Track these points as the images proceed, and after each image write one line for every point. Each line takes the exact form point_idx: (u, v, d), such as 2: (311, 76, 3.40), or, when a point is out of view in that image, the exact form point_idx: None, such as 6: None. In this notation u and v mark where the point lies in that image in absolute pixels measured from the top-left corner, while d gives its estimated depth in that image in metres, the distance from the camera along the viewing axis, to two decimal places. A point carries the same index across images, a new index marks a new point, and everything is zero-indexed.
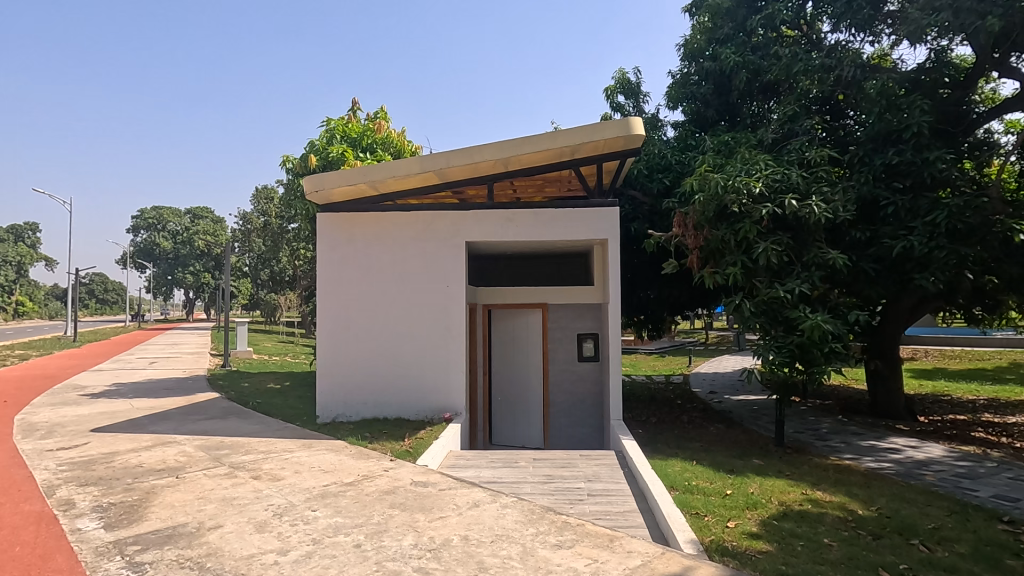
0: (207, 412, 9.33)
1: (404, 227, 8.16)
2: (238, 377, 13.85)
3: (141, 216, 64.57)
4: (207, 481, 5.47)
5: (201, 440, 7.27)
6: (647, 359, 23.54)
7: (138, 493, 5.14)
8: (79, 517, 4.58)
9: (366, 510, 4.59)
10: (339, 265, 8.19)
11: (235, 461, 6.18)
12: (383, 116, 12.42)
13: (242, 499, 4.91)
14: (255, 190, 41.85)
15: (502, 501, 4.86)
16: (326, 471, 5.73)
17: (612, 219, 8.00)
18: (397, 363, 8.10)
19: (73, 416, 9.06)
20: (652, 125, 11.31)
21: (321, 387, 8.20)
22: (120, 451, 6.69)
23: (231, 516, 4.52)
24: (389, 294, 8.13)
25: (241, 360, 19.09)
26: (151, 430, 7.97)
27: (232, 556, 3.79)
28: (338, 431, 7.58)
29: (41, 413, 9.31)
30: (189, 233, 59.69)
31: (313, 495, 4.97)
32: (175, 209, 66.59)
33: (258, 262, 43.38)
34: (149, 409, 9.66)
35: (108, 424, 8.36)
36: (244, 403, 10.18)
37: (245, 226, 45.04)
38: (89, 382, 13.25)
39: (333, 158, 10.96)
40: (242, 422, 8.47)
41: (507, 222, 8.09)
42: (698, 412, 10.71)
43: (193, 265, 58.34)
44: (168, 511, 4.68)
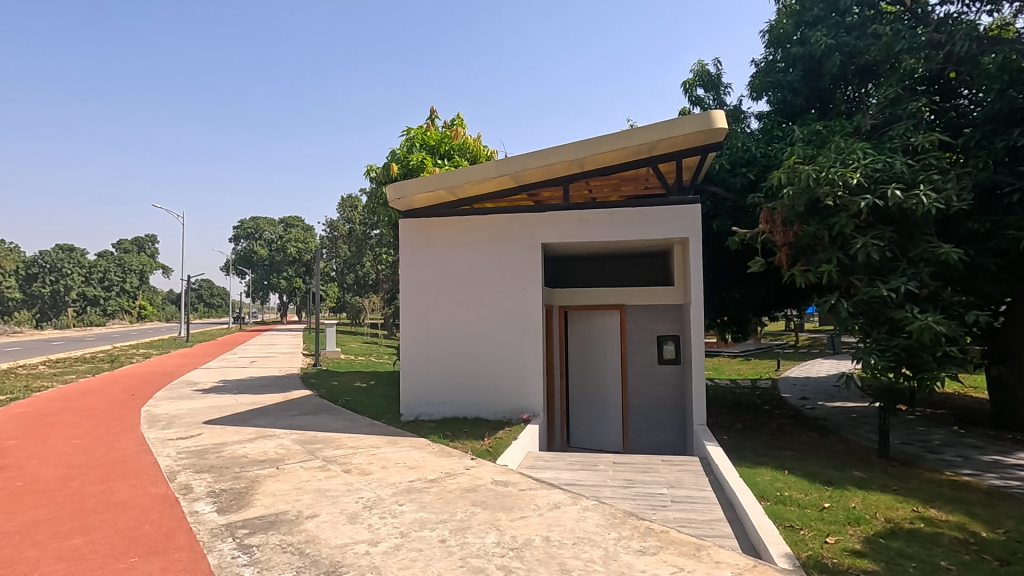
0: (301, 409, 9.98)
1: (481, 231, 8.31)
2: (328, 376, 14.69)
3: (242, 227, 70.51)
4: (304, 473, 5.85)
5: (298, 434, 7.79)
6: (731, 362, 22.57)
7: (244, 481, 5.59)
8: (197, 501, 5.05)
9: (450, 507, 4.72)
10: (420, 270, 8.49)
11: (327, 455, 6.57)
12: (460, 122, 12.74)
13: (335, 491, 5.21)
14: (341, 199, 44.56)
15: (583, 503, 4.83)
16: (411, 467, 5.95)
17: (693, 218, 7.72)
18: (475, 363, 8.26)
19: (187, 410, 9.99)
20: (734, 117, 10.82)
21: (404, 386, 8.55)
22: (228, 443, 7.30)
23: (326, 507, 4.80)
24: (466, 297, 8.32)
25: (331, 360, 20.28)
26: (253, 424, 8.65)
27: (328, 544, 4.03)
28: (420, 429, 7.85)
29: (162, 406, 10.40)
30: (282, 241, 64.09)
31: (399, 490, 5.19)
32: (270, 219, 72.11)
33: (343, 268, 45.80)
34: (251, 404, 10.50)
35: (218, 417, 9.15)
36: (334, 400, 10.81)
37: (332, 234, 47.87)
38: (201, 378, 14.65)
39: (413, 166, 11.35)
40: (332, 419, 8.98)
41: (582, 223, 8.04)
42: (790, 419, 10.10)
43: (286, 271, 62.69)
44: (271, 499, 5.05)
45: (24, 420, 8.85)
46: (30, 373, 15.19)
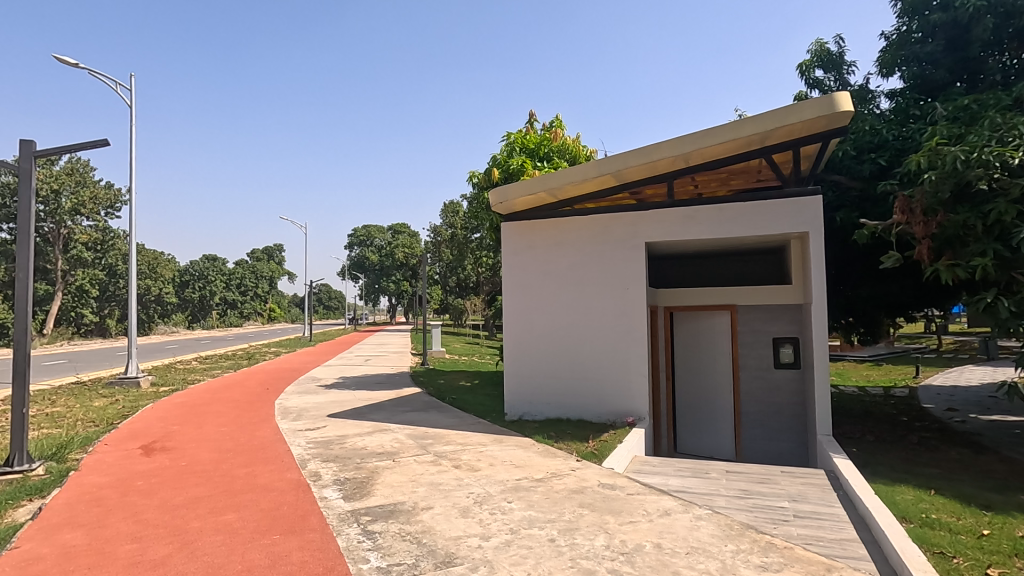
0: (413, 405, 10.54)
1: (582, 231, 8.27)
2: (435, 375, 15.37)
3: (355, 235, 75.81)
4: (418, 466, 6.18)
5: (410, 429, 8.24)
6: (859, 367, 20.52)
7: (365, 472, 6.02)
8: (325, 488, 5.52)
9: (557, 507, 4.74)
10: (522, 272, 8.64)
11: (438, 450, 6.89)
12: (559, 124, 12.79)
13: (447, 485, 5.45)
14: (444, 205, 46.75)
15: (695, 512, 4.64)
16: (517, 466, 6.06)
17: (814, 210, 7.13)
18: (578, 364, 8.25)
19: (313, 403, 10.95)
20: (860, 98, 9.85)
21: (509, 386, 8.73)
22: (349, 435, 7.90)
23: (439, 500, 5.04)
24: (568, 298, 8.33)
25: (437, 359, 21.24)
26: (370, 418, 9.27)
27: (443, 535, 4.22)
28: (525, 428, 7.97)
29: (293, 399, 11.48)
30: (391, 247, 68.07)
31: (507, 488, 5.31)
32: (379, 227, 76.95)
33: (446, 271, 47.69)
34: (368, 400, 11.27)
35: (340, 411, 9.93)
36: (442, 398, 11.31)
37: (436, 239, 50.10)
38: (323, 375, 15.99)
39: (513, 170, 11.57)
40: (441, 416, 9.39)
41: (688, 220, 7.72)
42: (933, 432, 8.99)
43: (395, 275, 66.49)
44: (390, 490, 5.39)
45: (185, 409, 10.19)
46: (186, 368, 17.46)
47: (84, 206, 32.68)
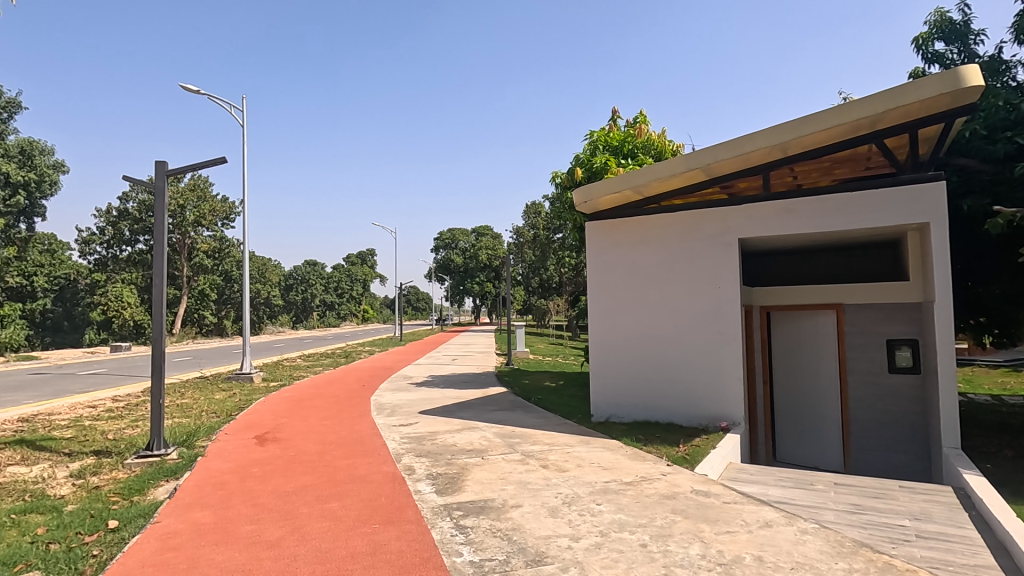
0: (499, 404, 10.71)
1: (669, 228, 8.02)
2: (520, 375, 15.54)
3: (441, 238, 78.36)
4: (506, 465, 6.28)
5: (498, 428, 8.38)
6: (991, 373, 18.24)
7: (456, 468, 6.20)
8: (419, 481, 5.75)
9: (649, 512, 4.63)
10: (607, 271, 8.52)
11: (525, 449, 6.95)
12: (643, 119, 12.47)
13: (535, 484, 5.48)
14: (526, 206, 47.32)
15: (800, 525, 4.34)
16: (606, 468, 5.98)
17: (936, 198, 6.43)
18: (667, 365, 7.99)
19: (406, 400, 11.44)
20: (992, 70, 8.76)
21: (595, 387, 8.64)
22: (440, 432, 8.18)
23: (528, 498, 5.09)
24: (656, 297, 8.10)
25: (522, 359, 21.46)
26: (459, 416, 9.55)
27: (533, 534, 4.26)
28: (612, 431, 7.84)
29: (387, 396, 12.07)
30: (474, 249, 69.67)
31: (596, 490, 5.25)
32: (464, 230, 79.02)
33: (529, 272, 48.09)
34: (456, 398, 11.61)
35: (430, 408, 10.30)
36: (527, 398, 11.40)
37: (518, 240, 50.68)
38: (414, 373, 16.67)
39: (597, 169, 11.44)
40: (527, 415, 9.47)
41: (786, 214, 7.24)
42: None
43: (479, 277, 67.94)
44: (480, 486, 5.51)
45: (292, 403, 11.04)
46: (292, 365, 18.87)
47: (205, 218, 36.29)
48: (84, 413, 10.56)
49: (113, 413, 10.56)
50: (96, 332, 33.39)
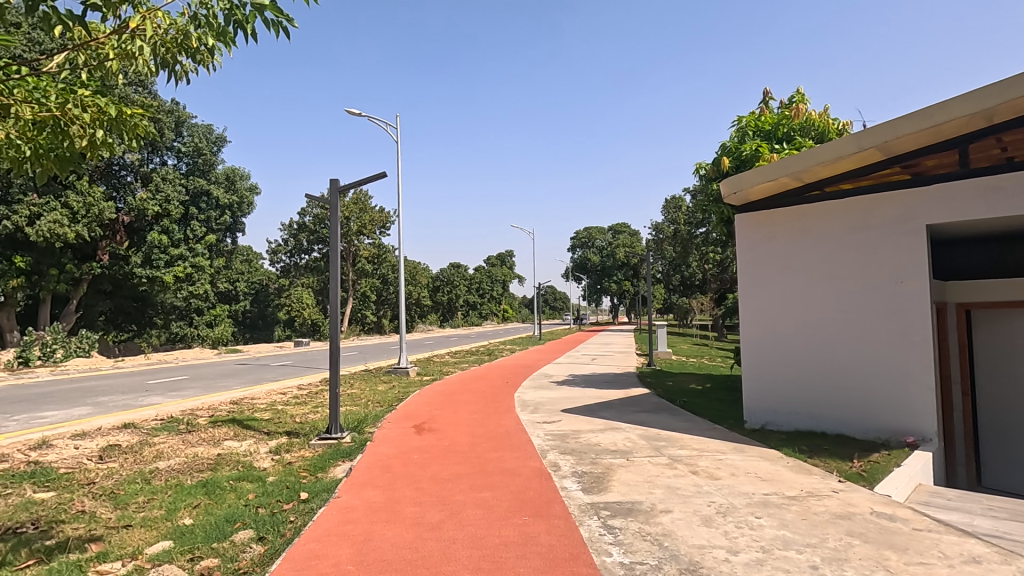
0: (642, 406, 10.45)
1: (836, 217, 7.20)
2: (663, 376, 15.00)
3: (577, 237, 78.58)
4: (653, 468, 6.11)
5: (642, 430, 8.19)
6: None
7: (600, 467, 6.18)
8: (565, 478, 5.83)
9: (819, 531, 4.19)
10: (761, 266, 7.90)
11: (673, 453, 6.70)
12: (801, 98, 11.32)
13: (685, 490, 5.26)
14: (666, 201, 45.66)
15: (1021, 566, 3.62)
16: (764, 479, 5.54)
17: None
18: (834, 369, 7.19)
19: (548, 398, 11.66)
20: None
21: (748, 391, 8.06)
22: (583, 430, 8.21)
23: (678, 504, 4.90)
24: (820, 294, 7.31)
25: (664, 360, 20.70)
26: (602, 416, 9.50)
27: (686, 541, 4.09)
28: (770, 439, 7.23)
29: (529, 393, 12.40)
30: (611, 247, 68.74)
31: (754, 502, 4.89)
32: (600, 228, 78.46)
33: (669, 269, 46.26)
34: (597, 398, 11.56)
35: (572, 407, 10.39)
36: (672, 400, 10.97)
37: (657, 236, 49.07)
38: (554, 371, 16.91)
39: (746, 156, 10.64)
40: (672, 418, 9.12)
41: (992, 194, 6.09)
42: None
43: (616, 275, 66.86)
44: (626, 488, 5.43)
45: (443, 397, 11.84)
46: (441, 361, 20.23)
47: (365, 227, 40.36)
48: (277, 398, 12.35)
49: (299, 399, 12.20)
50: (283, 329, 38.92)
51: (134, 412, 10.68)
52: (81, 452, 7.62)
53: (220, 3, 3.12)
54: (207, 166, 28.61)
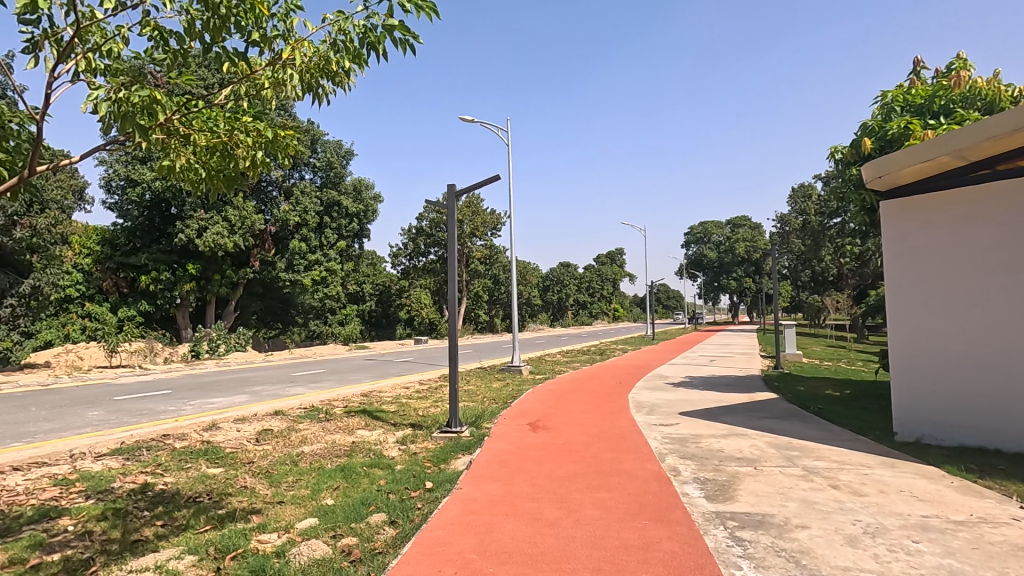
0: (770, 411, 9.72)
1: (1012, 200, 6.17)
2: (793, 380, 13.84)
3: (693, 233, 75.09)
4: (785, 479, 5.66)
5: (770, 437, 7.62)
6: None
7: (725, 475, 5.84)
8: (686, 484, 5.59)
9: (996, 564, 3.62)
10: (913, 259, 6.99)
11: (808, 465, 6.16)
12: (962, 64, 9.88)
13: (824, 506, 4.81)
14: (793, 190, 42.19)
15: None
16: (922, 500, 4.90)
17: None
18: (1011, 378, 6.17)
19: (664, 400, 11.26)
20: None
21: (897, 399, 7.18)
22: (704, 435, 7.82)
23: (817, 520, 4.49)
24: (992, 290, 6.30)
25: (793, 363, 19.09)
26: (724, 420, 8.98)
27: (827, 562, 3.74)
28: (926, 455, 6.39)
29: (644, 394, 12.07)
30: (730, 242, 64.83)
31: (910, 524, 4.34)
32: (717, 222, 74.35)
33: (797, 263, 42.64)
34: (718, 401, 10.95)
35: (692, 410, 9.94)
36: (805, 406, 10.09)
37: (783, 229, 45.46)
38: (670, 372, 16.29)
39: (893, 136, 9.48)
40: (806, 426, 8.38)
41: None
42: None
43: (736, 271, 62.89)
44: (755, 498, 5.08)
45: (556, 395, 11.90)
46: (553, 360, 20.36)
47: (478, 229, 41.77)
48: (402, 392, 13.20)
49: (421, 394, 12.95)
50: (404, 328, 41.54)
51: (282, 401, 12.00)
52: (242, 434, 8.71)
53: (357, 28, 3.41)
54: (338, 179, 31.35)
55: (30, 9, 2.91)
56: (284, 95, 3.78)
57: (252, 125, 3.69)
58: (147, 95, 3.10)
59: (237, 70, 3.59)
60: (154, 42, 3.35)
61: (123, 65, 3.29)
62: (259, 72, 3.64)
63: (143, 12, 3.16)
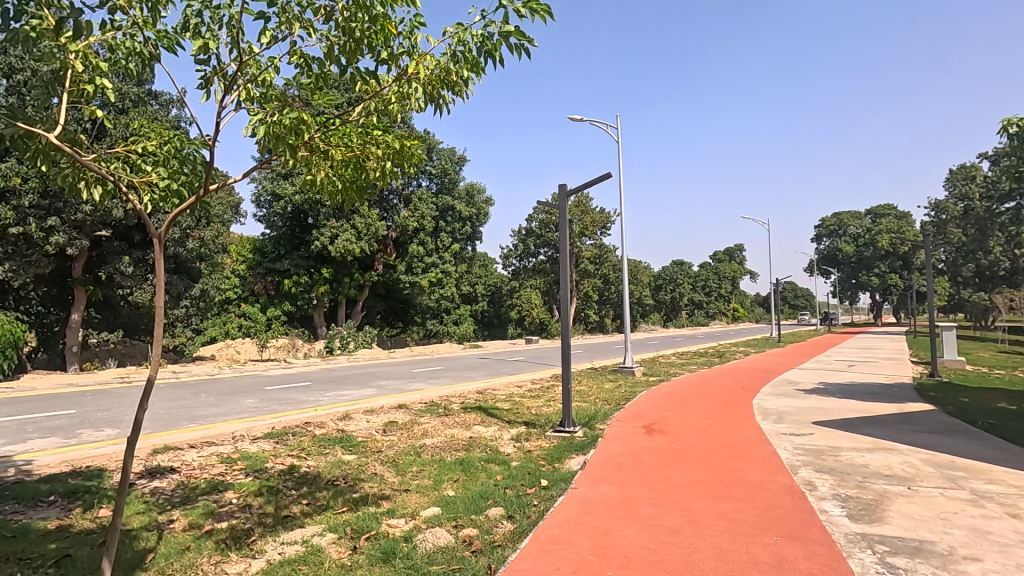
0: (926, 425, 8.56)
1: None
2: (954, 391, 12.07)
3: (824, 225, 68.48)
4: (947, 502, 4.96)
5: (927, 454, 6.71)
6: None
7: (871, 493, 5.25)
8: (824, 500, 5.10)
9: None
10: None
11: (977, 488, 5.34)
12: None
13: (1001, 537, 4.15)
14: (950, 172, 36.89)
15: None
16: None
17: None
18: None
19: (794, 407, 10.38)
20: None
21: None
22: (844, 448, 7.08)
23: (992, 553, 3.88)
24: None
25: (953, 370, 16.66)
26: (868, 433, 8.07)
27: None
28: None
29: (770, 401, 11.21)
30: (871, 233, 58.20)
31: None
32: (854, 212, 67.12)
33: (956, 256, 37.19)
34: (860, 411, 9.86)
35: (827, 420, 9.05)
36: (971, 420, 8.75)
37: (937, 217, 39.94)
38: (801, 378, 14.96)
39: None
40: (973, 443, 7.27)
41: None
42: None
43: (878, 267, 56.29)
44: (909, 522, 4.51)
45: (672, 399, 11.45)
46: (668, 362, 19.60)
47: (587, 229, 41.46)
48: (514, 390, 13.46)
49: (533, 393, 13.10)
50: (515, 327, 42.38)
51: (405, 395, 12.78)
52: (371, 425, 9.41)
53: (475, 38, 3.54)
54: (452, 184, 32.77)
55: (203, 50, 3.37)
56: (407, 107, 4.02)
57: (383, 137, 3.95)
58: (295, 117, 3.48)
59: (368, 88, 3.91)
60: (300, 69, 3.74)
61: (274, 92, 3.68)
62: (387, 88, 3.92)
63: (291, 43, 3.52)
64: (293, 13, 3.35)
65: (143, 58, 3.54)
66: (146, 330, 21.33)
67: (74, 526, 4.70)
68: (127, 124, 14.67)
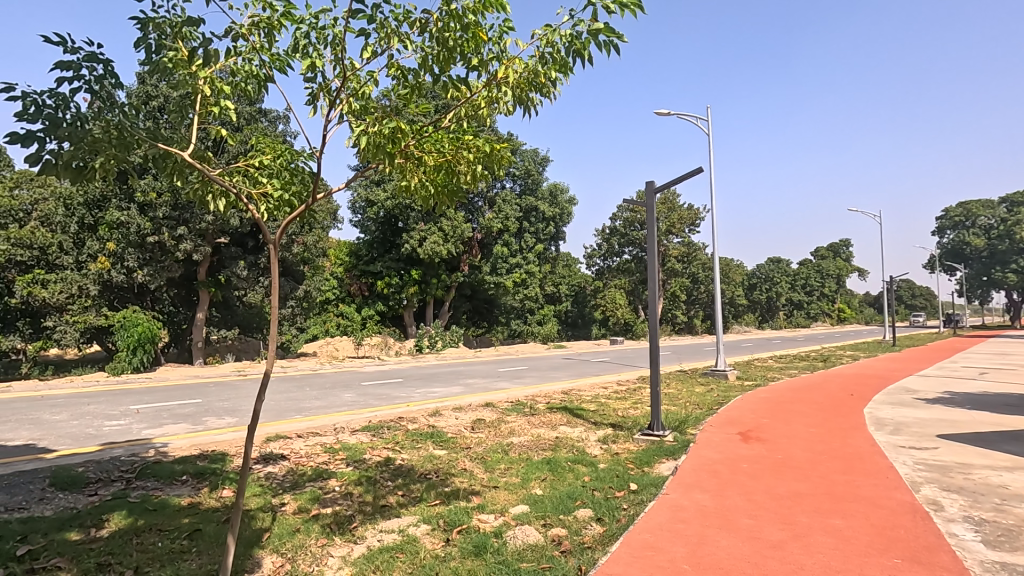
0: None
1: None
2: None
3: (947, 216, 61.55)
4: None
5: None
6: None
7: (1012, 518, 4.66)
8: (953, 522, 4.60)
9: None
10: None
11: None
12: None
13: None
14: None
15: None
16: None
17: None
18: None
19: (913, 418, 9.42)
20: None
21: None
22: (976, 465, 6.34)
23: None
24: None
25: None
26: (1006, 449, 7.16)
27: None
28: None
29: (885, 410, 10.25)
30: (1006, 224, 51.53)
31: None
32: (985, 201, 59.76)
33: None
34: (995, 425, 8.77)
35: (955, 433, 8.13)
36: None
37: None
38: (921, 386, 13.55)
39: None
40: None
41: None
42: None
43: (1016, 261, 49.73)
44: None
45: (771, 404, 10.80)
46: (765, 366, 18.49)
47: (675, 226, 40.09)
48: (600, 392, 13.29)
49: (619, 395, 12.87)
50: (599, 328, 41.87)
51: (492, 394, 13.03)
52: (460, 422, 9.69)
53: (564, 38, 3.54)
54: (535, 185, 32.97)
55: (311, 69, 3.63)
56: (497, 110, 4.10)
57: (473, 141, 4.06)
58: (393, 127, 3.67)
59: (459, 94, 4.03)
60: (397, 80, 3.93)
61: (372, 104, 3.90)
62: (477, 94, 4.03)
63: (389, 56, 3.71)
64: (391, 28, 3.52)
65: (259, 79, 3.87)
66: (258, 329, 23.33)
67: (203, 504, 5.24)
68: (242, 141, 16.16)
